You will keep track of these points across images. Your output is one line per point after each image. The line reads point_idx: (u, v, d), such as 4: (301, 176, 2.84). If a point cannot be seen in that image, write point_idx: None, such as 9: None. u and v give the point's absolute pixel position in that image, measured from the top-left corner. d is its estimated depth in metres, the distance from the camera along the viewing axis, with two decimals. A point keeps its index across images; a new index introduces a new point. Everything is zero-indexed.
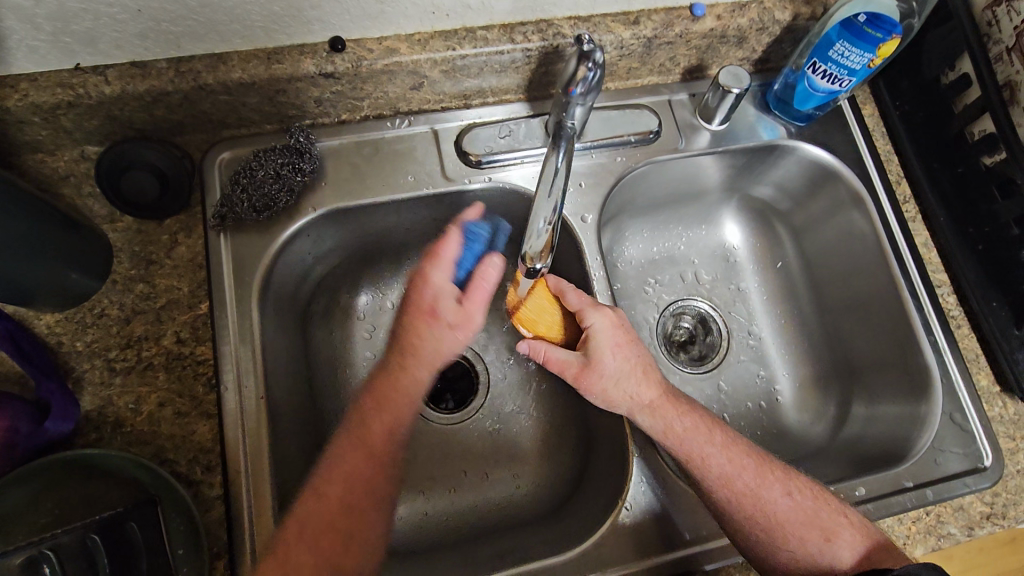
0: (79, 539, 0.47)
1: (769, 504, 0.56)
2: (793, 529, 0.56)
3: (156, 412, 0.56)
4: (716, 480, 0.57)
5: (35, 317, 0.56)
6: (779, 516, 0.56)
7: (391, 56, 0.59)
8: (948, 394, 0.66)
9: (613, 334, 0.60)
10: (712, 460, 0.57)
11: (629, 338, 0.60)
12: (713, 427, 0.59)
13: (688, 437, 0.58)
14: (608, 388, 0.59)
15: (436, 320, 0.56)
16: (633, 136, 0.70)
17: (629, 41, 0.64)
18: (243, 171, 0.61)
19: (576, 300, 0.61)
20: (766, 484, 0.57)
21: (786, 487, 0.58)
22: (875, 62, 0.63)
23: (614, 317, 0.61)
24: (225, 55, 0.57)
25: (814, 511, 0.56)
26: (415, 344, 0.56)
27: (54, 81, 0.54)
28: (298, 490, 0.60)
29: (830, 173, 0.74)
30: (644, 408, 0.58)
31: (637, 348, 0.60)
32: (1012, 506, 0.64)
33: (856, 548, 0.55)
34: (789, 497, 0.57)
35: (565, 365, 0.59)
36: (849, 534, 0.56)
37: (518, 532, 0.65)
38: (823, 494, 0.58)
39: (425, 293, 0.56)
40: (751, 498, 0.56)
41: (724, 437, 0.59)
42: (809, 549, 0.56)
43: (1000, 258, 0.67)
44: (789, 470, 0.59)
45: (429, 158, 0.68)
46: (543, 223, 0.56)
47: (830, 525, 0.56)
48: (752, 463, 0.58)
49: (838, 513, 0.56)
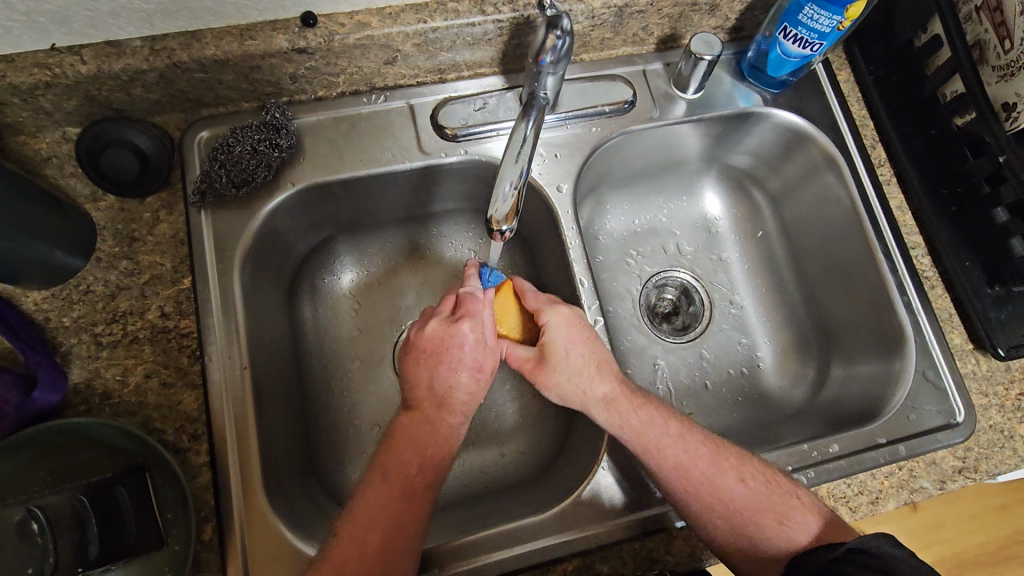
0: (70, 502, 0.49)
1: (722, 490, 0.57)
2: (748, 513, 0.56)
3: (142, 384, 0.57)
4: (672, 470, 0.57)
5: (22, 295, 0.58)
6: (734, 503, 0.56)
7: (363, 30, 0.60)
8: (922, 353, 0.67)
9: (569, 330, 0.61)
10: (667, 450, 0.57)
11: (586, 335, 0.61)
12: (669, 418, 0.60)
13: (643, 430, 0.58)
14: (562, 384, 0.61)
15: (479, 371, 0.59)
16: (607, 107, 0.71)
17: (599, 10, 0.65)
18: (220, 147, 0.62)
19: (536, 301, 0.63)
20: (719, 471, 0.57)
21: (740, 473, 0.57)
22: (845, 25, 0.62)
23: (570, 313, 0.62)
24: (198, 33, 0.58)
25: (767, 496, 0.56)
26: (448, 398, 0.58)
27: (30, 62, 0.55)
28: (285, 458, 0.62)
29: (806, 140, 0.74)
30: (598, 401, 0.59)
31: (594, 344, 0.61)
32: (983, 460, 0.65)
33: (808, 528, 0.55)
34: (743, 484, 0.57)
35: (524, 362, 0.62)
36: (802, 515, 0.56)
37: (502, 497, 0.67)
38: (777, 479, 0.58)
39: (463, 343, 0.58)
40: (707, 487, 0.57)
41: (680, 427, 0.59)
42: (767, 534, 0.55)
43: (973, 218, 0.68)
44: (743, 454, 0.59)
45: (406, 133, 0.68)
46: (509, 187, 0.54)
47: (784, 507, 0.56)
48: (706, 451, 0.58)
49: (789, 495, 0.57)
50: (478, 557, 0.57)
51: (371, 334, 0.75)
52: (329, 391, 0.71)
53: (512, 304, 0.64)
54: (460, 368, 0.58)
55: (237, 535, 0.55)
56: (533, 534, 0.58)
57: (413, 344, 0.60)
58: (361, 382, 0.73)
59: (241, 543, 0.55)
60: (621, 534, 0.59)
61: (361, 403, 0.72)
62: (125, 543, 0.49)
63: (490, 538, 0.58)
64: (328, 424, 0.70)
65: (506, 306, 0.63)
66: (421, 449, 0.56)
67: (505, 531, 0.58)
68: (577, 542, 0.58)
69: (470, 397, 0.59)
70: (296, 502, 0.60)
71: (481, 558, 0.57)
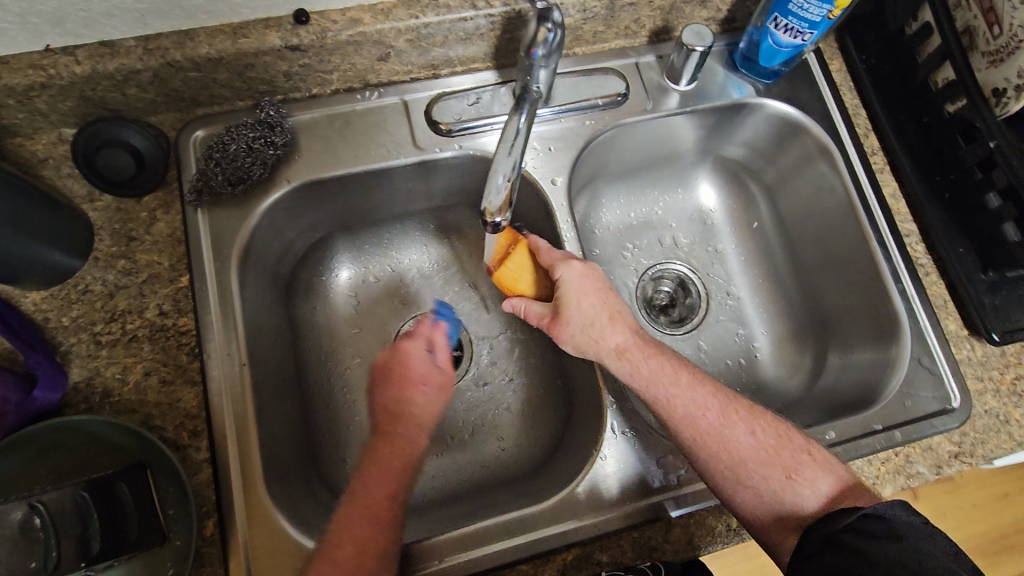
0: (71, 497, 0.49)
1: (730, 441, 0.57)
2: (756, 467, 0.56)
3: (142, 382, 0.57)
4: (681, 420, 0.58)
5: (21, 295, 0.58)
6: (742, 454, 0.57)
7: (355, 27, 0.61)
8: (918, 340, 0.68)
9: (582, 283, 0.61)
10: (677, 401, 0.59)
11: (598, 285, 0.62)
12: (680, 369, 0.60)
13: (654, 378, 0.59)
14: (577, 335, 0.61)
15: (425, 385, 0.59)
16: (601, 99, 0.71)
17: (591, 3, 0.65)
18: (216, 145, 0.62)
19: (549, 255, 0.63)
20: (730, 423, 0.58)
21: (750, 426, 0.58)
22: (835, 14, 0.62)
23: (584, 268, 0.62)
24: (191, 32, 0.58)
25: (776, 448, 0.57)
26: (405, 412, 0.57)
27: (24, 63, 0.55)
28: (285, 453, 0.63)
29: (799, 130, 0.75)
30: (611, 350, 0.60)
31: (606, 295, 0.62)
32: (979, 445, 0.65)
33: (818, 484, 0.55)
34: (752, 436, 0.57)
35: (540, 318, 0.63)
36: (811, 471, 0.56)
37: (502, 490, 0.67)
38: (788, 433, 0.58)
39: (408, 362, 0.59)
40: (715, 439, 0.57)
41: (691, 377, 0.60)
42: (774, 487, 0.56)
43: (966, 204, 0.68)
44: (754, 408, 0.60)
45: (400, 128, 0.69)
46: (503, 179, 0.54)
47: (793, 463, 0.56)
48: (716, 404, 0.59)
49: (801, 451, 0.57)
50: (477, 548, 0.57)
51: (370, 330, 0.76)
52: (329, 387, 0.72)
53: (526, 260, 0.64)
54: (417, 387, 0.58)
55: (238, 530, 0.56)
56: (533, 524, 0.59)
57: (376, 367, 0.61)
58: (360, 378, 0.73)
59: (243, 538, 0.56)
60: (619, 523, 0.59)
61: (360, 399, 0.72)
62: (127, 539, 0.50)
63: (489, 529, 0.58)
64: (328, 421, 0.70)
65: (519, 262, 0.64)
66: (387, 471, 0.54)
67: (504, 521, 0.58)
68: (576, 531, 0.59)
69: (421, 410, 0.58)
70: (296, 497, 0.61)
71: (481, 549, 0.57)
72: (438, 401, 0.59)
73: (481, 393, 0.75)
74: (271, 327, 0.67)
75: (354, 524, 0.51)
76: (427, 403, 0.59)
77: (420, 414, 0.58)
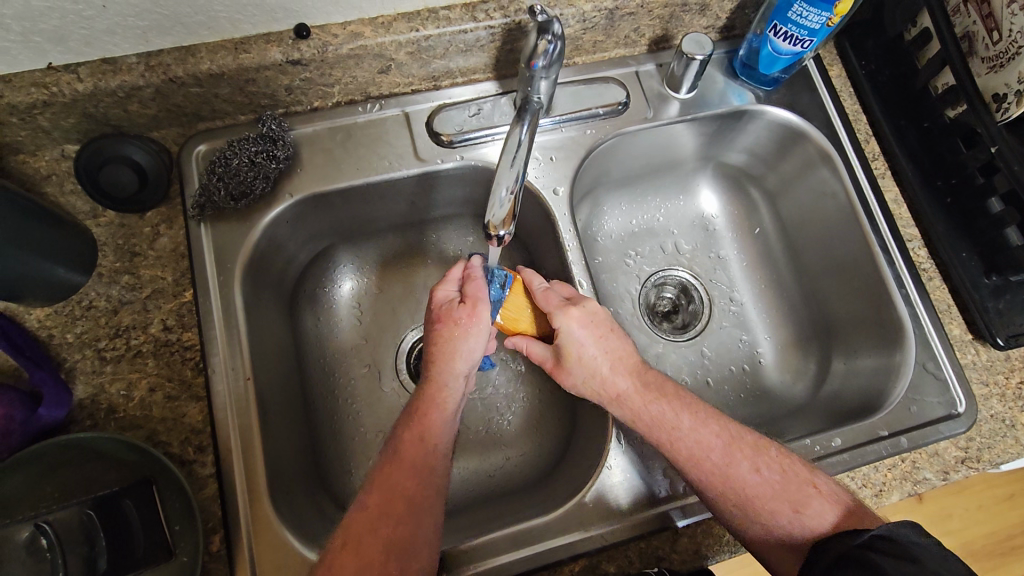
0: (77, 516, 0.49)
1: (738, 480, 0.56)
2: (763, 502, 0.56)
3: (147, 398, 0.57)
4: (685, 460, 0.57)
5: (25, 312, 0.58)
6: (748, 492, 0.56)
7: (356, 40, 0.61)
8: (921, 345, 0.68)
9: (582, 332, 0.60)
10: (680, 443, 0.58)
11: (599, 332, 0.61)
12: (683, 410, 0.59)
13: (656, 423, 0.58)
14: (579, 384, 0.61)
15: (444, 324, 0.60)
16: (601, 108, 0.71)
17: (591, 13, 0.65)
18: (218, 160, 0.62)
19: (548, 301, 0.62)
20: (734, 462, 0.57)
21: (755, 463, 0.57)
22: (834, 21, 0.62)
23: (584, 315, 0.61)
24: (193, 48, 0.58)
25: (782, 484, 0.56)
26: (446, 352, 0.59)
27: (27, 82, 0.55)
28: (291, 467, 0.63)
29: (799, 135, 0.75)
30: (614, 397, 0.60)
31: (607, 341, 0.61)
32: (986, 450, 0.65)
33: (825, 516, 0.55)
34: (758, 474, 0.57)
35: (542, 360, 0.63)
36: (817, 503, 0.55)
37: (506, 500, 0.67)
38: (792, 466, 0.57)
39: (433, 307, 0.62)
40: (720, 477, 0.56)
41: (694, 419, 0.59)
42: (782, 522, 0.55)
43: (968, 208, 0.68)
44: (758, 444, 0.59)
45: (402, 140, 0.69)
46: (506, 192, 0.54)
47: (799, 496, 0.56)
48: (720, 441, 0.58)
49: (806, 484, 0.56)
50: (483, 561, 0.57)
51: (375, 340, 0.76)
52: (332, 399, 0.72)
53: (525, 300, 0.64)
54: (459, 325, 0.60)
55: (246, 546, 0.56)
56: (540, 536, 0.58)
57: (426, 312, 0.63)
58: (363, 390, 0.73)
59: (249, 552, 0.55)
60: (626, 534, 0.59)
61: (365, 411, 0.72)
62: (134, 555, 0.50)
63: (495, 541, 0.58)
64: (333, 433, 0.70)
65: (518, 301, 0.64)
66: (408, 464, 0.54)
67: (512, 533, 0.58)
68: (583, 542, 0.58)
69: (440, 350, 0.59)
70: (303, 512, 0.60)
71: (489, 560, 0.57)
72: (460, 337, 0.59)
73: (484, 403, 0.75)
74: (274, 339, 0.67)
75: (392, 480, 0.53)
76: (446, 341, 0.59)
77: (437, 350, 0.59)
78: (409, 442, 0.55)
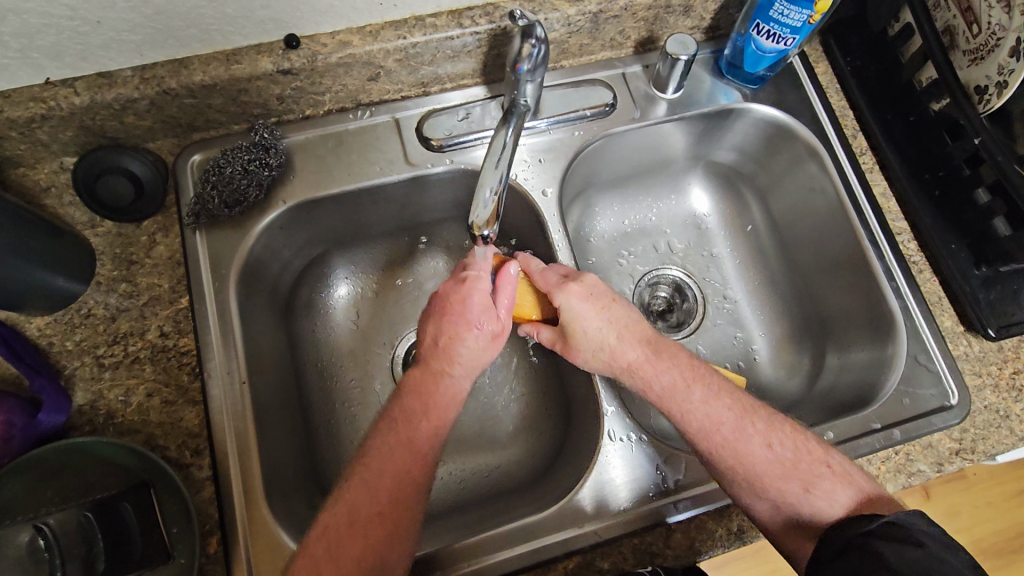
0: (74, 518, 0.51)
1: (748, 457, 0.56)
2: (773, 480, 0.55)
3: (144, 403, 0.58)
4: (695, 432, 0.58)
5: (26, 321, 0.59)
6: (759, 469, 0.56)
7: (344, 49, 0.62)
8: (913, 337, 0.68)
9: (584, 305, 0.61)
10: (690, 416, 0.58)
11: (601, 304, 0.62)
12: (693, 382, 0.59)
13: (667, 394, 0.59)
14: (589, 359, 0.62)
15: (480, 328, 0.59)
16: (589, 110, 0.72)
17: (575, 17, 0.66)
18: (212, 169, 0.64)
19: (545, 281, 0.63)
20: (745, 438, 0.57)
21: (767, 439, 0.57)
22: (815, 18, 0.63)
23: (582, 288, 0.62)
24: (186, 60, 0.60)
25: (794, 462, 0.56)
26: (473, 360, 0.59)
27: (26, 97, 0.57)
28: (286, 468, 0.63)
29: (786, 131, 0.75)
30: (625, 369, 0.61)
31: (611, 311, 0.62)
32: (981, 441, 0.65)
33: (837, 498, 0.55)
34: (770, 449, 0.56)
35: (551, 343, 0.64)
36: (829, 484, 0.55)
37: (502, 500, 0.68)
38: (807, 445, 0.57)
39: (469, 302, 0.60)
40: (730, 451, 0.56)
41: (705, 391, 0.59)
42: (791, 500, 0.55)
43: (956, 202, 0.69)
44: (772, 420, 0.58)
45: (392, 145, 0.70)
46: (489, 193, 0.56)
47: (810, 475, 0.55)
48: (732, 415, 0.58)
49: (820, 463, 0.56)
50: (478, 559, 0.58)
51: (370, 344, 0.77)
52: (330, 401, 0.73)
53: (525, 285, 0.65)
54: (490, 344, 0.60)
55: (242, 547, 0.56)
56: (533, 534, 0.59)
57: (453, 296, 0.61)
58: (359, 391, 0.74)
59: (245, 553, 0.56)
60: (618, 530, 0.59)
61: (362, 413, 0.73)
62: (132, 558, 0.50)
63: (490, 539, 0.58)
64: (329, 436, 0.71)
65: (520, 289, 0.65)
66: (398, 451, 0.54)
67: (506, 531, 0.59)
68: (577, 539, 0.59)
69: (471, 354, 0.59)
70: (299, 514, 0.61)
71: (483, 558, 0.58)
72: (491, 349, 0.60)
73: (480, 399, 0.75)
74: (269, 343, 0.68)
75: (390, 459, 0.54)
76: (478, 348, 0.59)
77: (471, 354, 0.59)
78: (423, 431, 0.55)
